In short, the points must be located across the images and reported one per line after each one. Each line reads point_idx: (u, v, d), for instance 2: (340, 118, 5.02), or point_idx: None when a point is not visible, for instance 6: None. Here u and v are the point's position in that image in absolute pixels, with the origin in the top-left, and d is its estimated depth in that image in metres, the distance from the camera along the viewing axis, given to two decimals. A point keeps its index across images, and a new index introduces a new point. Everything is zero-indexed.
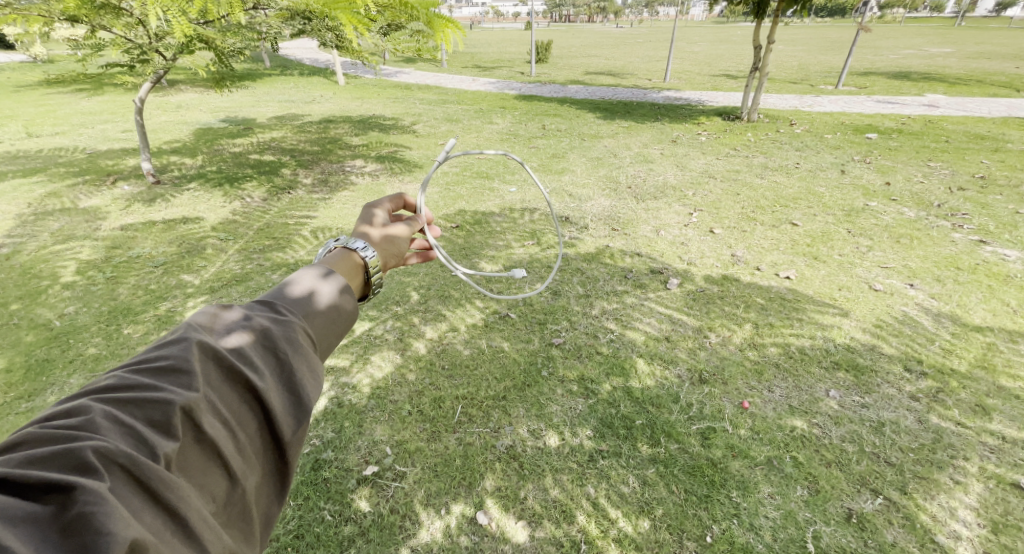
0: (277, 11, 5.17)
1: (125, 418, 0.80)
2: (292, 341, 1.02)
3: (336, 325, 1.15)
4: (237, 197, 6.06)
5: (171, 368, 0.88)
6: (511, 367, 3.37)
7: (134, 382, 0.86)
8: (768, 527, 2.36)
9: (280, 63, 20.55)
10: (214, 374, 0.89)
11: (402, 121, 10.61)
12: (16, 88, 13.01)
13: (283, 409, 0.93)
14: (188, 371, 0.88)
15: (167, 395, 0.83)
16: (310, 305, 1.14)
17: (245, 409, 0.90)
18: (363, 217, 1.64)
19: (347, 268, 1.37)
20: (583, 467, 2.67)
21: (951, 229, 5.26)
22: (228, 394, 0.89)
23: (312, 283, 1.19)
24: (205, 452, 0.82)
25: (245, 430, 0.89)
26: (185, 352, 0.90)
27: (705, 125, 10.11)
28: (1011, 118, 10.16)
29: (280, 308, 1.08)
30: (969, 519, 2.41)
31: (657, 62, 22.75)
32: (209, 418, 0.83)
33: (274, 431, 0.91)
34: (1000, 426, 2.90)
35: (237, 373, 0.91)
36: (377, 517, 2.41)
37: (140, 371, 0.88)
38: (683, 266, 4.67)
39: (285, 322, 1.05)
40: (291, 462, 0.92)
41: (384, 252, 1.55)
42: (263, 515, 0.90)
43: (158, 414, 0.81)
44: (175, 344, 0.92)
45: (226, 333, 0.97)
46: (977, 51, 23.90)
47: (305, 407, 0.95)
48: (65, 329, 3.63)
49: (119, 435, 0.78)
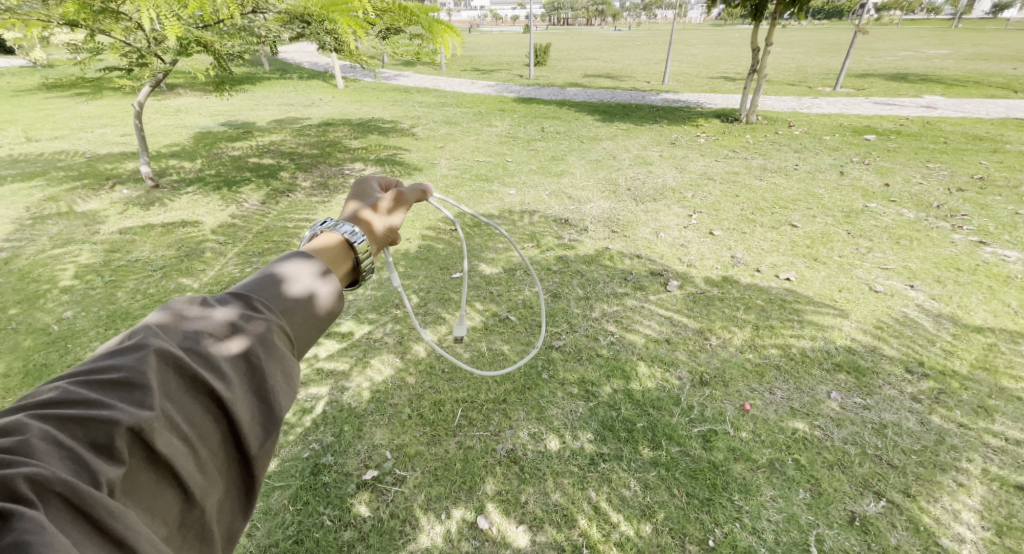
0: (275, 15, 5.26)
1: (68, 440, 0.74)
2: (266, 343, 0.97)
3: (316, 321, 1.10)
4: (235, 200, 6.05)
5: (123, 381, 0.82)
6: (512, 370, 3.36)
7: (81, 397, 0.80)
8: (771, 530, 2.34)
9: (280, 66, 20.59)
10: (173, 385, 0.84)
11: (402, 124, 10.61)
12: (15, 92, 13.03)
13: (249, 419, 0.87)
14: (143, 385, 0.81)
15: (114, 413, 0.77)
16: (295, 301, 1.09)
17: (207, 419, 0.84)
18: (365, 199, 1.60)
19: (334, 254, 1.31)
20: (584, 471, 2.65)
21: (951, 230, 5.27)
22: (188, 404, 0.83)
23: (298, 275, 1.14)
24: (156, 473, 0.76)
25: (206, 442, 0.83)
26: (140, 362, 0.84)
27: (703, 127, 10.14)
28: (1008, 119, 10.17)
29: (256, 304, 1.04)
30: (972, 521, 2.39)
31: (655, 64, 22.78)
32: (163, 436, 0.77)
33: (239, 442, 0.86)
34: (1002, 427, 2.88)
35: (200, 382, 0.86)
36: (377, 523, 2.39)
37: (89, 385, 0.83)
38: (683, 267, 4.66)
39: (259, 321, 1.00)
40: (257, 475, 0.87)
41: (381, 241, 1.51)
42: (227, 530, 0.85)
43: (101, 435, 0.75)
44: (131, 353, 0.86)
45: (193, 338, 0.92)
46: (974, 52, 23.94)
47: (275, 416, 0.90)
48: (63, 333, 3.61)
49: (58, 460, 0.72)
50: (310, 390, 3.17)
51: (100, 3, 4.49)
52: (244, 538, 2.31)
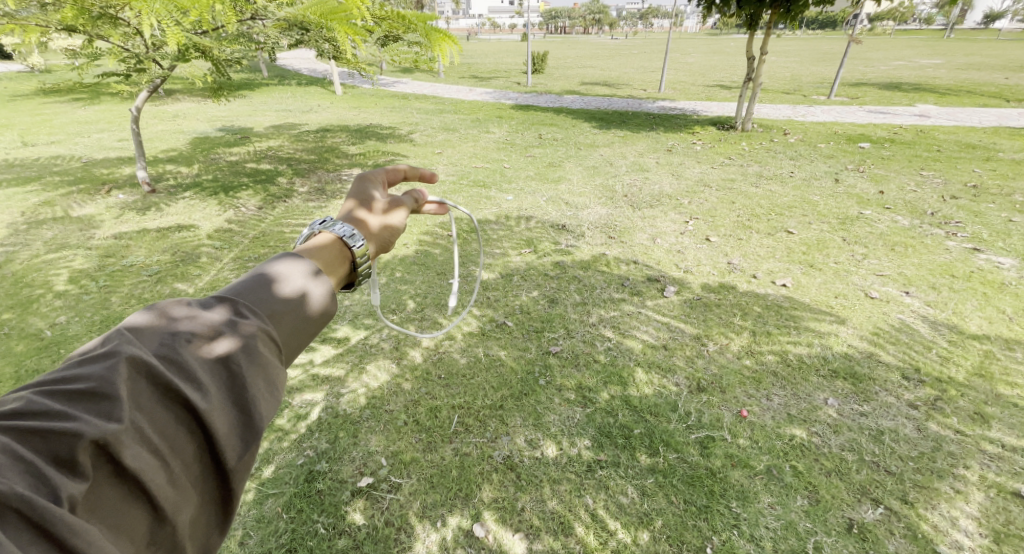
0: (274, 22, 5.28)
1: (30, 454, 0.72)
2: (249, 350, 0.95)
3: (304, 326, 1.07)
4: (231, 205, 6.03)
5: (92, 391, 0.80)
6: (509, 377, 3.34)
7: (46, 408, 0.78)
8: (769, 538, 2.33)
9: (278, 73, 20.67)
10: (145, 395, 0.82)
11: (399, 130, 10.63)
12: (12, 97, 13.02)
13: (226, 430, 0.85)
14: (112, 396, 0.79)
15: (79, 425, 0.75)
16: (283, 304, 1.07)
17: (181, 430, 0.82)
18: (361, 198, 1.59)
19: (330, 256, 1.30)
20: (581, 477, 2.63)
21: (945, 237, 5.30)
22: (159, 414, 0.81)
23: (291, 277, 1.12)
24: (123, 489, 0.74)
25: (179, 454, 0.81)
26: (110, 371, 0.82)
27: (700, 135, 10.20)
28: (1000, 128, 10.28)
29: (242, 307, 1.02)
30: (971, 528, 2.38)
31: (652, 72, 22.96)
32: (132, 449, 0.75)
33: (215, 454, 0.84)
34: (999, 433, 2.89)
35: (175, 392, 0.83)
36: (372, 531, 2.36)
37: (55, 394, 0.80)
38: (680, 273, 4.67)
39: (244, 327, 0.98)
40: (234, 489, 0.85)
41: (377, 240, 1.51)
42: (202, 544, 0.83)
43: (66, 449, 0.73)
44: (102, 361, 0.84)
45: (169, 345, 0.90)
46: (965, 62, 24.25)
47: (254, 427, 0.88)
48: (57, 338, 3.58)
49: (17, 475, 0.70)
50: (306, 395, 3.15)
51: (99, 8, 4.47)
52: (236, 546, 2.27)
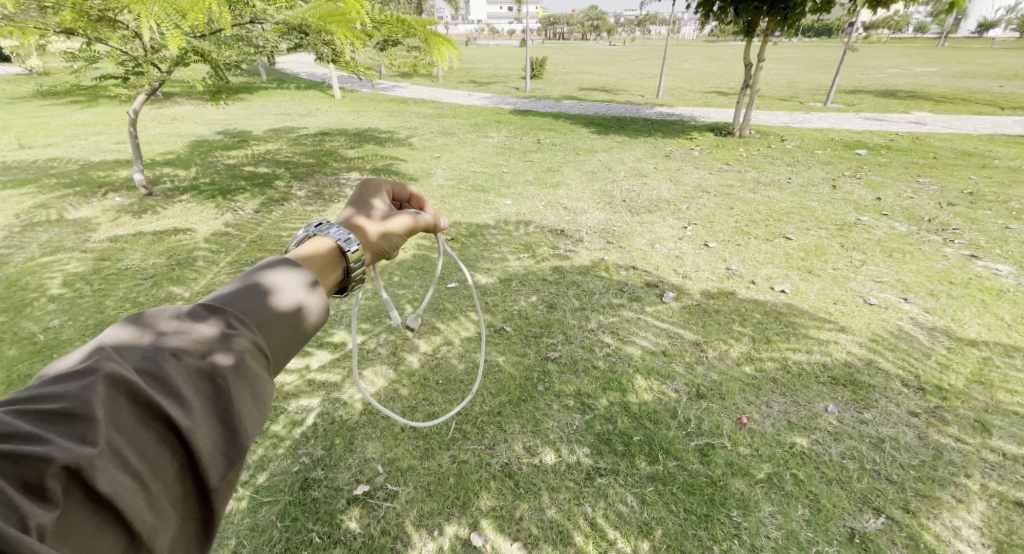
0: (273, 26, 5.25)
1: None
2: (237, 364, 0.92)
3: (293, 337, 1.05)
4: (229, 209, 6.00)
5: (66, 412, 0.76)
6: (507, 382, 3.31)
7: (15, 429, 0.74)
8: (770, 547, 2.30)
9: (275, 77, 20.64)
10: (124, 413, 0.79)
11: (398, 134, 10.63)
12: (8, 100, 12.96)
13: (208, 448, 0.83)
14: (87, 416, 0.76)
15: (50, 449, 0.72)
16: (275, 314, 1.05)
17: (160, 451, 0.79)
18: (362, 206, 1.57)
19: (322, 263, 1.28)
20: (580, 485, 2.60)
21: (942, 243, 5.30)
22: (140, 434, 0.79)
23: (285, 287, 1.09)
24: (97, 513, 0.72)
25: (159, 476, 0.78)
26: (86, 390, 0.79)
27: (698, 141, 10.23)
28: (996, 135, 10.34)
29: (229, 317, 0.99)
30: (973, 539, 2.36)
31: (649, 78, 23.08)
32: (108, 474, 0.72)
33: (197, 475, 0.82)
34: (1000, 441, 2.87)
35: (157, 410, 0.81)
36: (367, 539, 2.32)
37: (26, 415, 0.77)
38: (679, 279, 4.65)
39: (231, 339, 0.95)
40: (215, 508, 0.83)
41: (375, 248, 1.49)
42: None
43: (35, 475, 0.69)
44: (79, 379, 0.81)
45: (148, 361, 0.86)
46: (958, 70, 24.37)
47: (238, 445, 0.86)
48: (49, 343, 3.53)
49: None
50: (302, 401, 3.11)
51: (99, 12, 4.42)
52: None
